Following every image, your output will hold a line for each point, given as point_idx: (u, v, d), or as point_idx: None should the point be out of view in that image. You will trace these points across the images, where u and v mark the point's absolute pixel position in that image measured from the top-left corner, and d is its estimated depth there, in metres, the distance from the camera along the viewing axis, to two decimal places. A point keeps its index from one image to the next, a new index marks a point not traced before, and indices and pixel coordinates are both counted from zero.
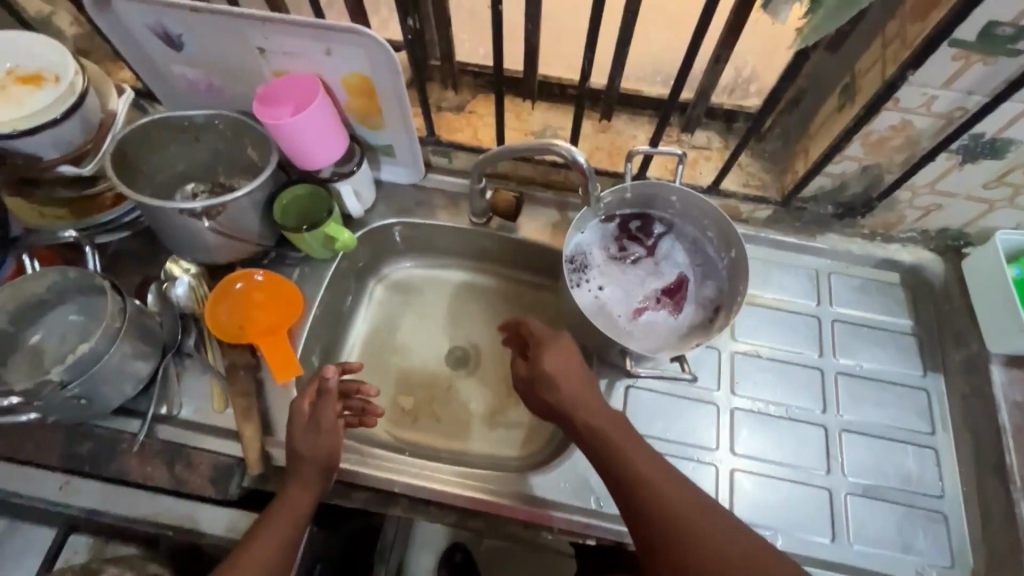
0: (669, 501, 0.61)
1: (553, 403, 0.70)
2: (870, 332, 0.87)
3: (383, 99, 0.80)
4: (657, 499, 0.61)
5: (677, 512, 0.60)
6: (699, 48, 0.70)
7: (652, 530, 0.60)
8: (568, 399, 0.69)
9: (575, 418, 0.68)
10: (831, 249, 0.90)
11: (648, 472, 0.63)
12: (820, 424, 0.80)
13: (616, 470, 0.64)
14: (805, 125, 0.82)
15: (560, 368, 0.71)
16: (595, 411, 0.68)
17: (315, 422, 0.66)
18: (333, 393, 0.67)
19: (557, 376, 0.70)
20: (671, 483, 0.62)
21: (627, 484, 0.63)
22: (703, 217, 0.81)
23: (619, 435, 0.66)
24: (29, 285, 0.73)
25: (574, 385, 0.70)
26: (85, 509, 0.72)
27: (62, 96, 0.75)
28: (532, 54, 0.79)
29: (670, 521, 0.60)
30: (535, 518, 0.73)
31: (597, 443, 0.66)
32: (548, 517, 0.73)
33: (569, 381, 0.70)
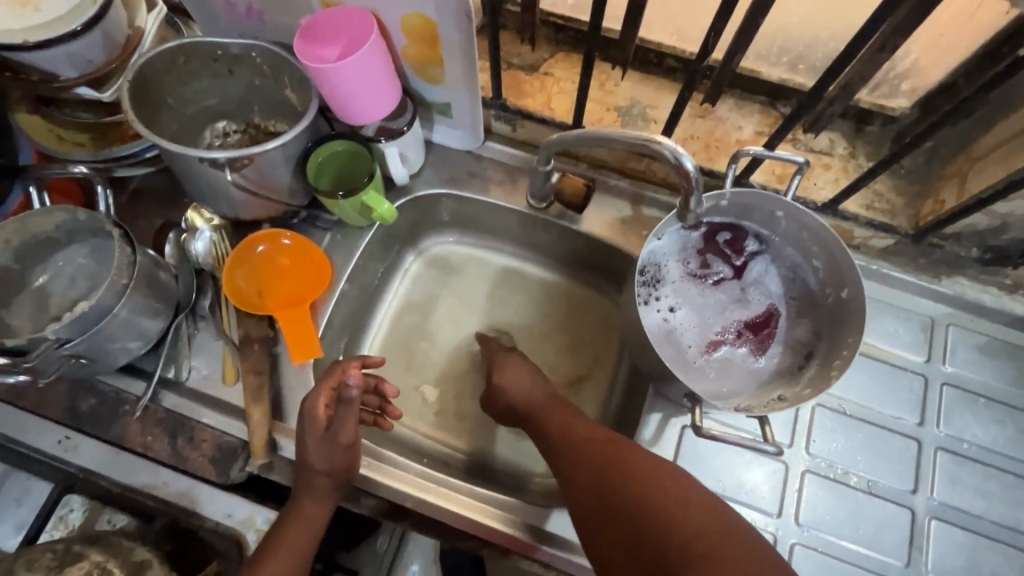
0: (599, 450, 0.59)
1: (502, 390, 0.71)
2: (987, 405, 0.72)
3: (447, 50, 0.66)
4: (589, 451, 0.59)
5: (608, 459, 0.58)
6: (865, 31, 0.53)
7: (584, 486, 0.57)
8: (514, 386, 0.70)
9: (522, 402, 0.69)
10: (959, 296, 0.74)
11: (584, 431, 0.62)
12: (907, 506, 0.68)
13: (552, 439, 0.64)
14: (967, 143, 0.65)
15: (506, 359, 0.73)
16: (534, 391, 0.69)
17: (332, 434, 0.60)
18: (355, 402, 0.60)
19: (506, 370, 0.72)
20: (604, 436, 0.61)
21: (562, 449, 0.62)
22: (812, 241, 0.66)
23: (557, 407, 0.67)
24: (36, 224, 0.65)
25: (521, 369, 0.71)
26: (81, 470, 0.67)
27: (82, 5, 0.65)
28: (636, 12, 0.63)
29: (599, 469, 0.57)
30: (557, 562, 0.65)
31: (536, 420, 0.67)
32: (571, 563, 0.65)
33: (516, 369, 0.71)
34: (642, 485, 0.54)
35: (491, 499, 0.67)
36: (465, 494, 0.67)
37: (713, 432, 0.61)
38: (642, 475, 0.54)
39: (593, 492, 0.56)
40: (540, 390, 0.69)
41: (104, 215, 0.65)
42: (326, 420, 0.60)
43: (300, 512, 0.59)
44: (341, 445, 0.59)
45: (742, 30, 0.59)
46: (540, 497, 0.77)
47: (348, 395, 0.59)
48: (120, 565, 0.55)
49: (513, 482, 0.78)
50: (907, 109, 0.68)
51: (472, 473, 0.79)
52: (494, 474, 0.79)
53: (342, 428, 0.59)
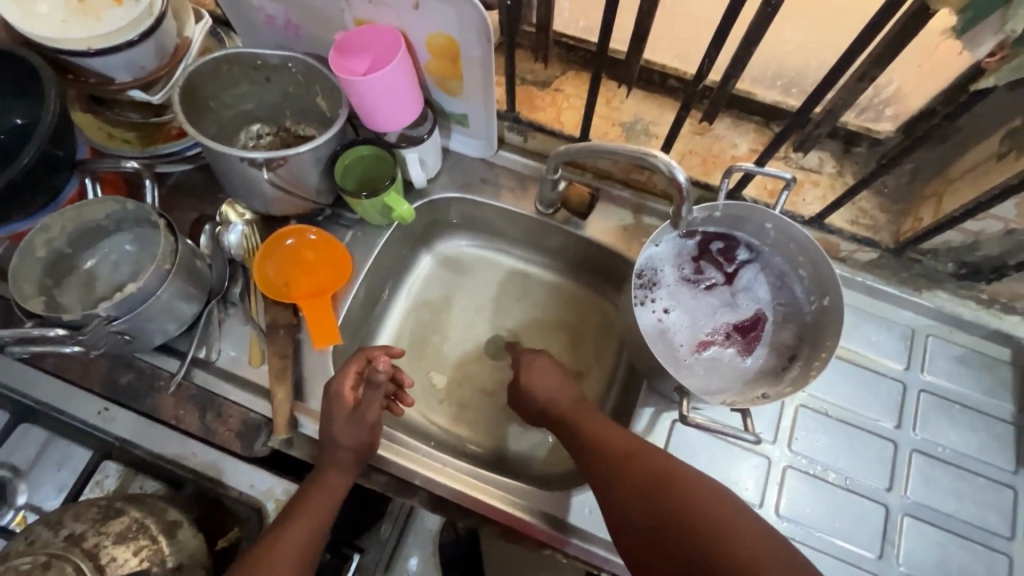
0: (641, 465, 0.62)
1: (533, 393, 0.75)
2: (962, 412, 0.76)
3: (467, 66, 0.73)
4: (629, 466, 0.62)
5: (649, 475, 0.61)
6: (846, 60, 0.58)
7: (626, 500, 0.60)
8: (546, 393, 0.74)
9: (555, 412, 0.73)
10: (938, 308, 0.78)
11: (620, 446, 0.65)
12: (882, 502, 0.72)
13: (590, 451, 0.67)
14: (944, 166, 0.71)
15: (535, 369, 0.76)
16: (568, 403, 0.73)
17: (359, 414, 0.67)
18: (382, 387, 0.67)
19: (537, 371, 0.76)
20: (641, 450, 0.64)
21: (601, 462, 0.65)
22: (797, 252, 0.71)
23: (592, 418, 0.70)
24: (89, 213, 0.72)
25: (555, 378, 0.75)
26: (118, 439, 0.73)
27: (140, 17, 0.72)
28: (641, 37, 0.69)
29: (641, 484, 0.60)
30: (553, 540, 0.70)
31: (572, 431, 0.70)
32: (565, 541, 0.70)
33: (546, 375, 0.75)
34: (685, 501, 0.57)
35: (493, 480, 0.72)
36: (468, 474, 0.73)
37: (700, 423, 0.66)
38: (686, 492, 0.57)
39: (636, 507, 0.59)
40: (574, 402, 0.72)
41: (151, 207, 0.71)
42: (353, 401, 0.67)
43: (324, 481, 0.65)
44: (366, 424, 0.67)
45: (736, 56, 0.65)
46: (539, 483, 0.82)
47: (377, 379, 0.66)
48: (155, 522, 0.61)
49: (513, 468, 0.84)
50: (890, 133, 0.73)
51: (476, 459, 0.84)
52: (496, 461, 0.84)
53: (369, 408, 0.67)
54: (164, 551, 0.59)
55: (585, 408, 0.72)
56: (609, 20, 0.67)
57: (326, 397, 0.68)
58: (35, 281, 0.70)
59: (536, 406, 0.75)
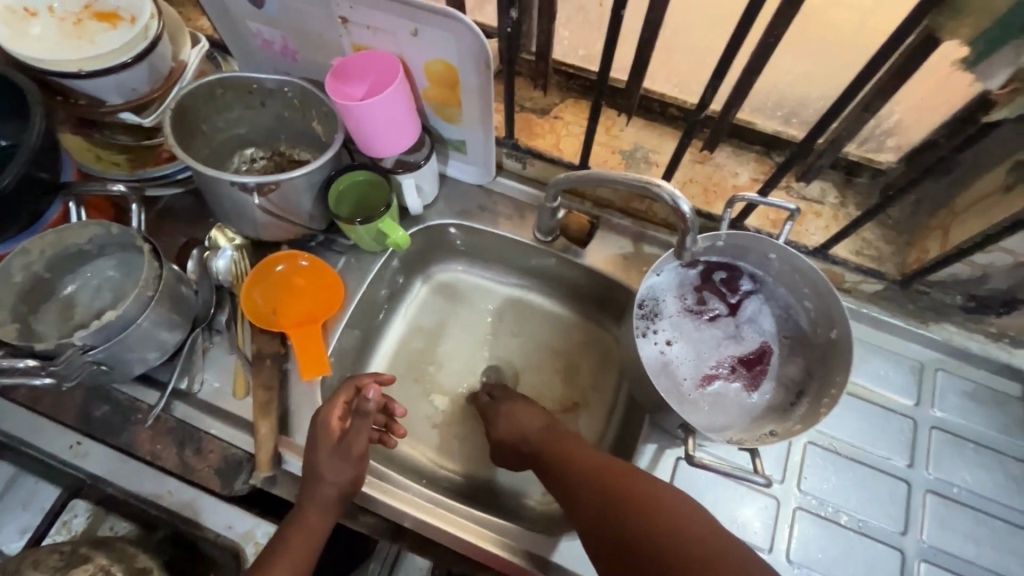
0: (607, 480, 0.61)
1: (506, 433, 0.73)
2: (975, 451, 0.73)
3: (465, 93, 0.72)
4: (596, 483, 0.61)
5: (613, 487, 0.60)
6: (850, 90, 0.58)
7: (591, 518, 0.60)
8: (517, 430, 0.72)
9: (525, 443, 0.71)
10: (945, 342, 0.76)
11: (587, 462, 0.64)
12: (897, 547, 0.69)
13: (558, 471, 0.65)
14: (949, 198, 0.70)
15: (510, 412, 0.74)
16: (539, 427, 0.72)
17: (344, 445, 0.63)
18: (370, 417, 0.63)
19: (514, 408, 0.74)
20: (607, 463, 0.63)
21: (567, 480, 0.64)
22: (803, 284, 0.69)
23: (562, 442, 0.68)
24: (71, 236, 0.69)
25: (525, 408, 0.74)
26: (89, 476, 0.69)
27: (134, 40, 0.71)
28: (642, 66, 0.69)
29: (606, 499, 0.59)
30: None
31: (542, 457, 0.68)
32: None
33: (521, 411, 0.74)
34: (649, 513, 0.56)
35: (489, 523, 0.68)
36: (463, 516, 0.68)
37: (706, 463, 0.63)
38: (650, 504, 0.57)
39: (603, 524, 0.58)
40: (545, 428, 0.71)
41: (136, 231, 0.69)
42: (340, 432, 0.64)
43: (303, 523, 0.60)
44: (352, 457, 0.62)
45: (738, 86, 0.64)
46: (536, 523, 0.78)
47: (365, 409, 0.63)
48: (122, 570, 0.56)
49: (510, 507, 0.80)
50: (893, 163, 0.73)
51: (470, 497, 0.80)
52: (491, 499, 0.80)
53: (355, 439, 0.63)
54: None
55: (557, 432, 0.70)
56: (608, 48, 0.66)
57: (313, 430, 0.64)
58: (10, 308, 0.67)
59: (510, 447, 0.73)
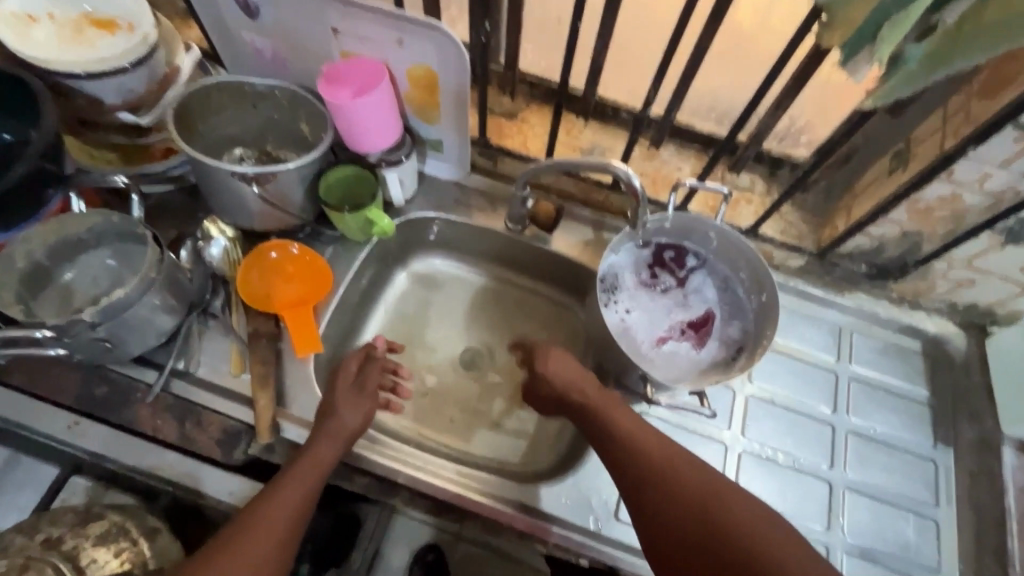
0: (685, 486, 0.64)
1: (553, 380, 0.74)
2: (886, 397, 0.87)
3: (443, 95, 0.81)
4: (674, 487, 0.65)
5: (691, 494, 0.64)
6: (765, 90, 0.71)
7: (669, 521, 0.63)
8: (566, 379, 0.74)
9: (571, 394, 0.73)
10: (858, 307, 0.89)
11: (663, 461, 0.67)
12: (826, 479, 0.80)
13: (632, 465, 0.67)
14: (851, 183, 0.84)
15: (557, 360, 0.75)
16: (599, 398, 0.72)
17: (360, 383, 0.72)
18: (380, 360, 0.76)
19: (556, 361, 0.75)
20: (680, 462, 0.66)
21: (639, 475, 0.66)
22: (738, 258, 0.82)
23: (632, 429, 0.69)
24: (72, 224, 0.73)
25: (577, 370, 0.75)
26: (89, 452, 0.71)
27: (135, 47, 0.77)
28: (596, 73, 0.80)
29: (684, 503, 0.63)
30: (534, 529, 0.73)
31: (607, 441, 0.69)
32: (548, 531, 0.73)
33: (565, 363, 0.75)
34: (730, 525, 0.61)
35: (474, 476, 0.75)
36: (451, 470, 0.76)
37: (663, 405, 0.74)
38: (732, 515, 0.62)
39: (682, 527, 0.63)
40: (601, 395, 0.72)
41: (136, 220, 0.74)
42: (355, 373, 0.74)
43: (315, 448, 0.65)
44: (366, 392, 0.71)
45: (677, 88, 0.76)
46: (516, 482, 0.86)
47: (376, 354, 0.77)
48: (136, 526, 0.60)
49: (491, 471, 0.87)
50: (806, 156, 0.87)
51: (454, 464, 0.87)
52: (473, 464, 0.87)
53: (370, 378, 0.73)
54: (145, 554, 0.59)
55: (610, 401, 0.72)
56: (568, 57, 0.77)
57: (331, 378, 0.73)
58: (12, 292, 0.70)
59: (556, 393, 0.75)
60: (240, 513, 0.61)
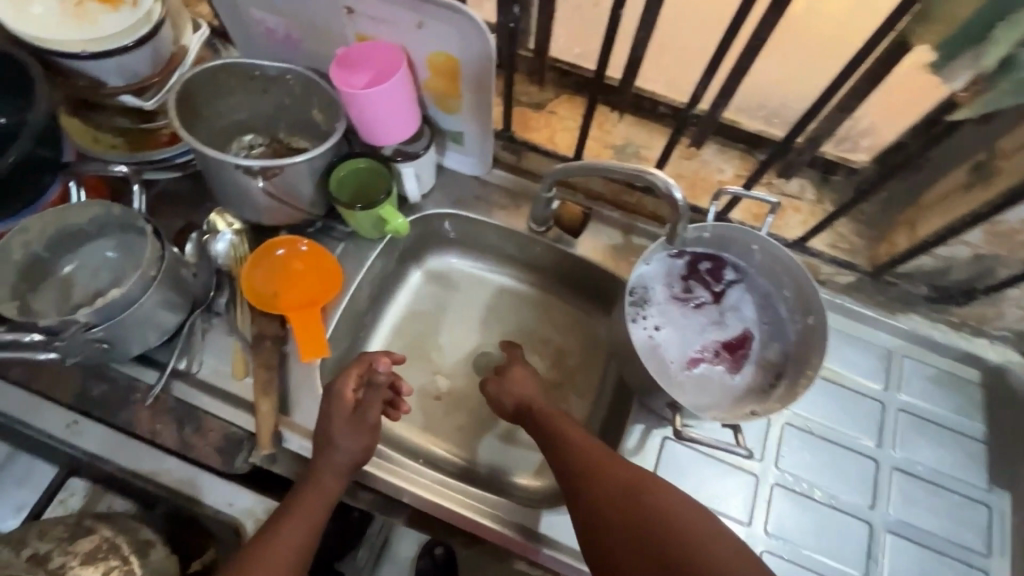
0: (621, 485, 0.61)
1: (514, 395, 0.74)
2: (937, 431, 0.79)
3: (465, 84, 0.74)
4: (609, 487, 0.61)
5: (629, 486, 0.60)
6: (829, 91, 0.62)
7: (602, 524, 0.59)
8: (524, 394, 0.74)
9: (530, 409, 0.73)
10: (911, 330, 0.81)
11: (601, 459, 0.63)
12: (865, 520, 0.74)
13: (571, 468, 0.64)
14: (916, 195, 0.75)
15: (514, 379, 0.76)
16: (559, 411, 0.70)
17: (359, 414, 0.67)
18: (382, 387, 0.69)
19: (517, 374, 0.76)
20: (617, 461, 0.63)
21: (577, 476, 0.63)
22: (783, 274, 0.74)
23: (577, 434, 0.67)
24: (71, 216, 0.69)
25: (531, 385, 0.75)
26: (88, 454, 0.69)
27: (136, 25, 0.71)
28: (635, 64, 0.73)
29: (616, 503, 0.60)
30: (527, 549, 0.69)
31: (552, 446, 0.67)
32: (538, 552, 0.69)
33: (524, 381, 0.75)
34: (664, 521, 0.57)
35: (485, 498, 0.71)
36: (460, 491, 0.71)
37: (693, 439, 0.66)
38: (667, 511, 0.57)
39: (613, 526, 0.59)
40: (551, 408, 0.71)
41: (137, 213, 0.70)
42: (353, 403, 0.68)
43: (318, 484, 0.65)
44: (366, 426, 0.67)
45: (725, 85, 0.68)
46: (528, 501, 0.81)
47: (377, 380, 0.69)
48: (127, 541, 0.57)
49: (502, 486, 0.82)
50: (865, 162, 0.78)
51: (464, 478, 0.83)
52: (484, 478, 0.83)
53: (370, 410, 0.68)
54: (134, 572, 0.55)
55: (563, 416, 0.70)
56: (606, 46, 0.69)
57: (327, 399, 0.68)
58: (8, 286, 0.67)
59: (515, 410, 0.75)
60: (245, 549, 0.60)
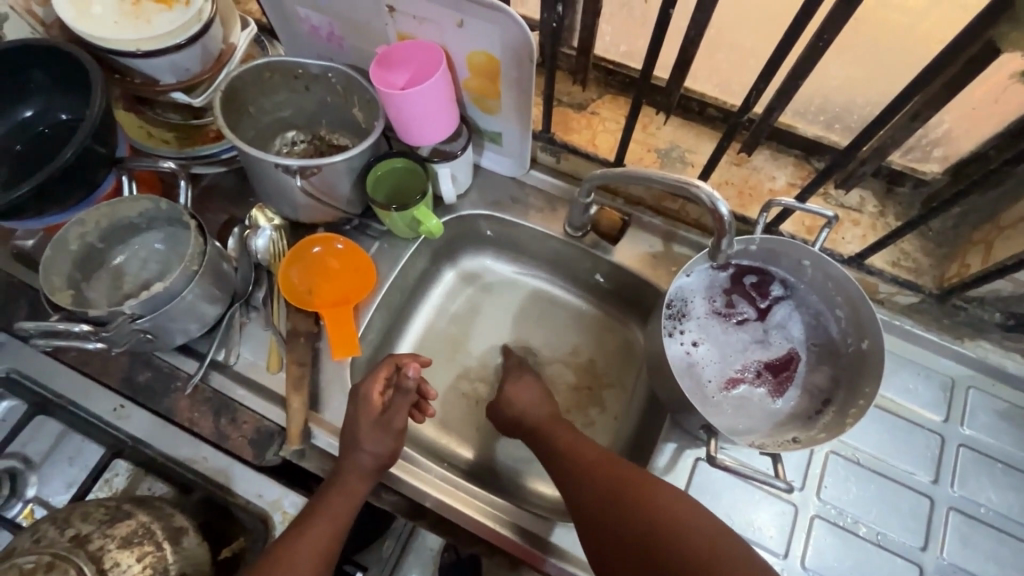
0: (609, 475, 0.63)
1: (516, 408, 0.75)
2: (1004, 471, 0.72)
3: (504, 85, 0.72)
4: (598, 477, 0.64)
5: (621, 484, 0.62)
6: (904, 99, 0.57)
7: (592, 508, 0.62)
8: (526, 406, 0.74)
9: (530, 421, 0.73)
10: (978, 358, 0.75)
11: (592, 454, 0.66)
12: (914, 561, 0.69)
13: (563, 464, 0.67)
14: (995, 212, 0.68)
15: (520, 386, 0.77)
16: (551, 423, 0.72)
17: (386, 418, 0.69)
18: (410, 392, 0.70)
19: (523, 386, 0.77)
20: (615, 463, 0.64)
21: (568, 473, 0.66)
22: (836, 292, 0.68)
23: (567, 435, 0.70)
24: (123, 209, 0.72)
25: (534, 395, 0.76)
26: (131, 437, 0.72)
27: (188, 22, 0.73)
28: (684, 65, 0.69)
29: (605, 491, 0.62)
30: (528, 556, 0.70)
31: (545, 446, 0.70)
32: (539, 559, 0.70)
33: (529, 393, 0.76)
34: (651, 503, 0.59)
35: (503, 507, 0.72)
36: (478, 499, 0.72)
37: (727, 464, 0.63)
38: (651, 494, 0.60)
39: (610, 522, 0.60)
40: (549, 417, 0.73)
41: (183, 208, 0.72)
42: (381, 405, 0.70)
43: (345, 486, 0.66)
44: (393, 430, 0.69)
45: (783, 90, 0.63)
46: (551, 512, 0.79)
47: (405, 385, 0.70)
48: (161, 528, 0.60)
49: (524, 493, 0.81)
50: (938, 174, 0.71)
51: (488, 483, 0.82)
52: (507, 485, 0.82)
53: (396, 414, 0.70)
54: (168, 559, 0.58)
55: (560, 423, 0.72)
56: (653, 46, 0.66)
57: (355, 400, 0.70)
58: (65, 275, 0.70)
59: (512, 421, 0.75)
60: (272, 545, 0.62)
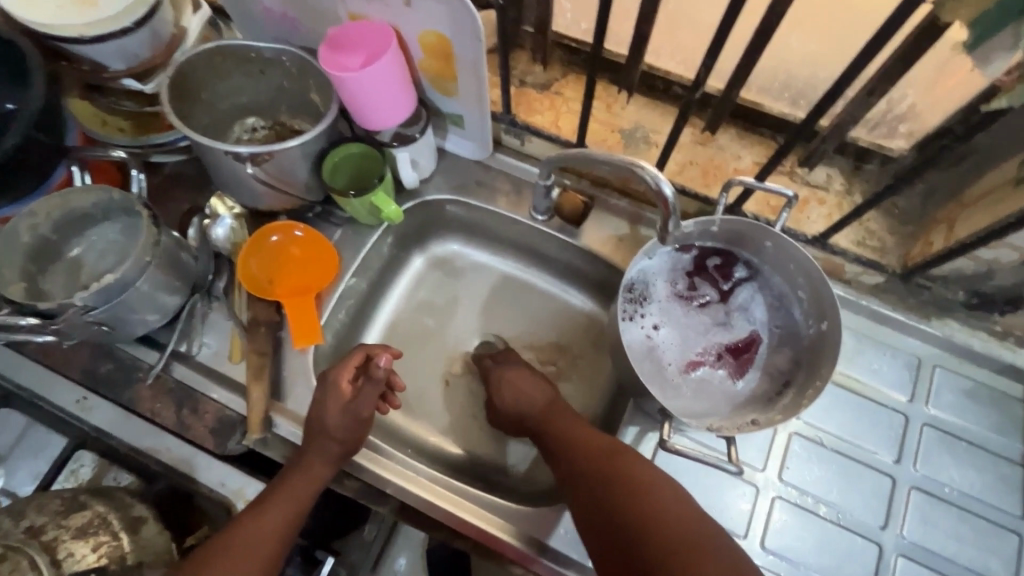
0: (602, 460, 0.63)
1: (512, 400, 0.74)
2: (967, 450, 0.72)
3: (459, 65, 0.71)
4: (592, 462, 0.64)
5: (604, 466, 0.62)
6: (855, 74, 0.55)
7: (577, 486, 0.63)
8: (518, 399, 0.74)
9: (527, 412, 0.73)
10: (944, 337, 0.74)
11: (584, 437, 0.67)
12: (874, 540, 0.69)
13: (558, 452, 0.67)
14: (958, 189, 0.67)
15: (513, 379, 0.75)
16: (546, 407, 0.72)
17: (355, 406, 0.69)
18: (382, 382, 0.70)
19: (516, 378, 0.75)
20: (604, 447, 0.64)
21: (564, 457, 0.66)
22: (797, 272, 0.68)
23: (564, 423, 0.69)
24: (77, 200, 0.71)
25: (531, 384, 0.74)
26: (94, 429, 0.72)
27: (134, 5, 0.71)
28: (639, 41, 0.67)
29: (596, 477, 0.62)
30: (487, 539, 0.72)
31: (544, 432, 0.70)
32: (499, 542, 0.71)
33: (526, 385, 0.74)
34: (626, 484, 0.60)
35: (464, 492, 0.73)
36: (443, 485, 0.74)
37: (680, 448, 0.62)
38: (630, 480, 0.60)
39: (589, 500, 0.61)
40: (548, 406, 0.72)
41: (135, 197, 0.70)
42: (351, 393, 0.70)
43: (308, 470, 0.67)
44: (359, 418, 0.69)
45: (738, 67, 0.62)
46: (517, 496, 0.80)
47: (377, 375, 0.70)
48: (118, 518, 0.61)
49: (492, 479, 0.82)
50: (904, 150, 0.69)
51: (455, 468, 0.82)
52: (474, 470, 0.82)
53: (365, 402, 0.69)
54: (124, 547, 0.60)
55: (557, 409, 0.72)
56: (604, 23, 0.64)
57: (323, 386, 0.70)
58: (18, 268, 0.70)
59: (512, 416, 0.75)
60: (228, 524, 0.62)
